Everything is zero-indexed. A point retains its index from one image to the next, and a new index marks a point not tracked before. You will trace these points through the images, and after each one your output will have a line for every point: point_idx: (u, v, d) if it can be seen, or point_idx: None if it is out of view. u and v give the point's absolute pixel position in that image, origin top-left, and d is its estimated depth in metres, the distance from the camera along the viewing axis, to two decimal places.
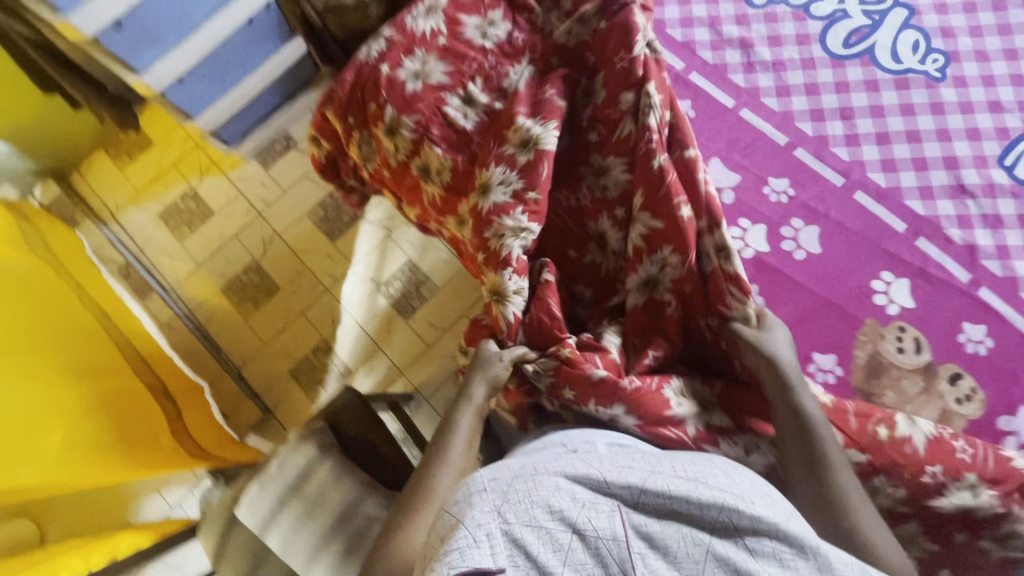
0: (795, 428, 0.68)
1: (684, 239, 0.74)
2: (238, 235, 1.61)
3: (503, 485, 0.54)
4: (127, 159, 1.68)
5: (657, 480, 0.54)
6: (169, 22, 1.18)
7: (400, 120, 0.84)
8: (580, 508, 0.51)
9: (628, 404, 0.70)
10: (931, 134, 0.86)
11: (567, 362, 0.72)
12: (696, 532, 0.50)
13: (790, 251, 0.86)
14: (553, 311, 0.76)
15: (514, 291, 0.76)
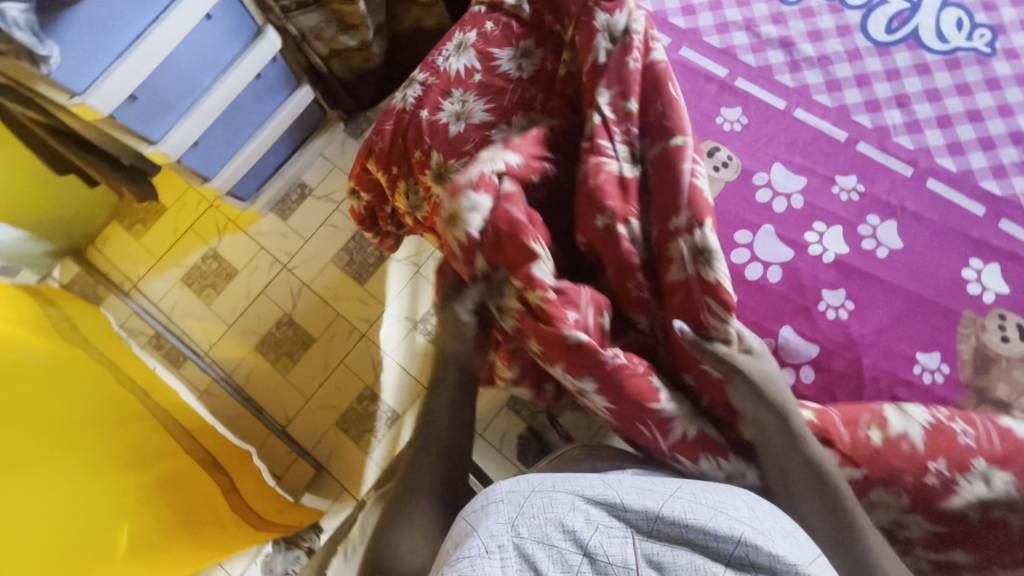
0: (805, 477, 0.63)
1: (616, 262, 0.71)
2: (265, 291, 1.58)
3: (520, 496, 0.53)
4: (143, 229, 1.65)
5: (674, 506, 0.52)
6: (180, 88, 1.15)
7: (448, 164, 0.82)
8: (593, 531, 0.49)
9: (603, 376, 0.65)
10: (993, 112, 0.79)
11: (540, 310, 0.67)
12: (709, 565, 0.48)
13: (872, 250, 0.76)
14: (513, 219, 0.69)
15: (470, 209, 0.70)
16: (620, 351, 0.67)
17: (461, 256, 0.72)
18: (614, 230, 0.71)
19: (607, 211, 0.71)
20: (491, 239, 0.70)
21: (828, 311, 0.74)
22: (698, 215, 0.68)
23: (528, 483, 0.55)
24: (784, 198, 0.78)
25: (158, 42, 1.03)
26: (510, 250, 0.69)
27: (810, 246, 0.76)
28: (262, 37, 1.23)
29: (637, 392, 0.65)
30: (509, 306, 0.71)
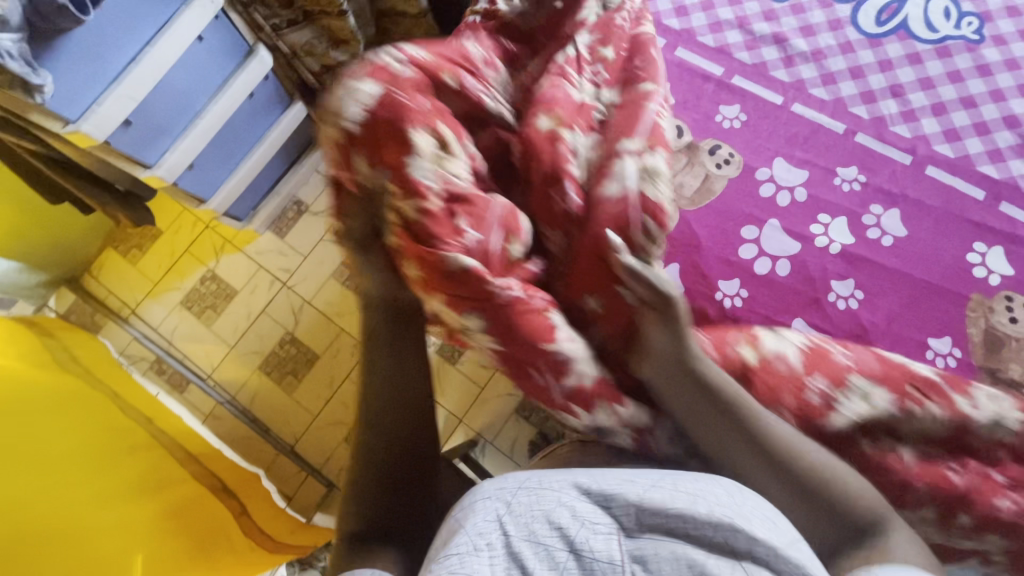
0: (706, 394, 0.73)
1: (560, 173, 0.82)
2: (266, 310, 1.57)
3: (507, 494, 0.55)
4: (139, 253, 1.64)
5: (656, 497, 0.55)
6: (174, 111, 1.15)
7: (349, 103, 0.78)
8: (580, 526, 0.51)
9: (495, 305, 0.76)
10: (985, 97, 0.85)
11: (427, 230, 0.77)
12: (692, 552, 0.50)
13: (877, 239, 0.83)
14: (394, 105, 0.77)
15: (348, 98, 0.78)
16: (506, 279, 0.78)
17: (342, 142, 0.79)
18: (557, 132, 0.84)
19: (554, 115, 0.85)
20: (370, 129, 0.78)
21: (838, 300, 0.83)
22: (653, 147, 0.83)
23: (515, 481, 0.58)
24: (788, 191, 0.86)
25: (151, 65, 1.03)
26: (391, 156, 0.77)
27: (817, 237, 0.84)
28: (255, 56, 1.23)
29: (521, 329, 0.76)
30: (398, 228, 0.79)
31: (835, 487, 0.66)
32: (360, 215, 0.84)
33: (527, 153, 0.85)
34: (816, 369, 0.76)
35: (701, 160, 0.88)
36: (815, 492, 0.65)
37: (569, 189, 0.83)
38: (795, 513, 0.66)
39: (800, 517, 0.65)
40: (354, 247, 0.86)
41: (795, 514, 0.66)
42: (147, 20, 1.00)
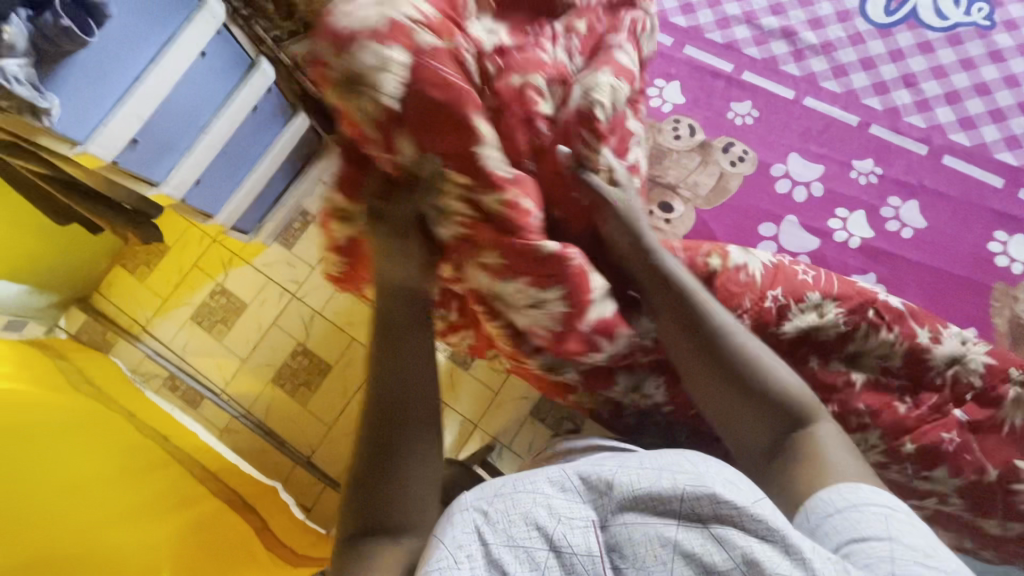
0: (668, 291, 0.80)
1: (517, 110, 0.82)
2: (276, 321, 1.57)
3: (482, 501, 0.58)
4: (146, 270, 1.64)
5: (622, 478, 0.57)
6: (179, 128, 1.14)
7: (389, 78, 0.74)
8: (556, 524, 0.55)
9: (567, 277, 0.80)
10: None
11: (511, 222, 0.79)
12: (665, 530, 0.54)
13: (895, 230, 1.04)
14: (443, 80, 0.75)
15: (385, 72, 0.74)
16: (562, 247, 0.81)
17: (388, 124, 0.76)
18: (525, 85, 0.83)
19: (523, 71, 0.84)
20: (424, 104, 0.75)
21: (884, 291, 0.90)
22: (598, 69, 0.88)
23: (490, 488, 0.60)
24: (805, 186, 1.07)
25: (155, 83, 1.03)
26: (460, 138, 0.76)
27: (838, 231, 1.05)
28: (256, 68, 1.23)
29: (579, 299, 0.81)
30: (456, 208, 0.80)
31: (773, 380, 0.72)
32: (406, 204, 0.82)
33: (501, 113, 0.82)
34: (777, 283, 0.87)
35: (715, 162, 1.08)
36: (757, 384, 0.72)
37: (541, 127, 0.84)
38: (743, 404, 0.71)
39: (748, 407, 0.71)
40: (390, 233, 0.82)
41: (748, 402, 0.72)
42: (148, 37, 1.00)
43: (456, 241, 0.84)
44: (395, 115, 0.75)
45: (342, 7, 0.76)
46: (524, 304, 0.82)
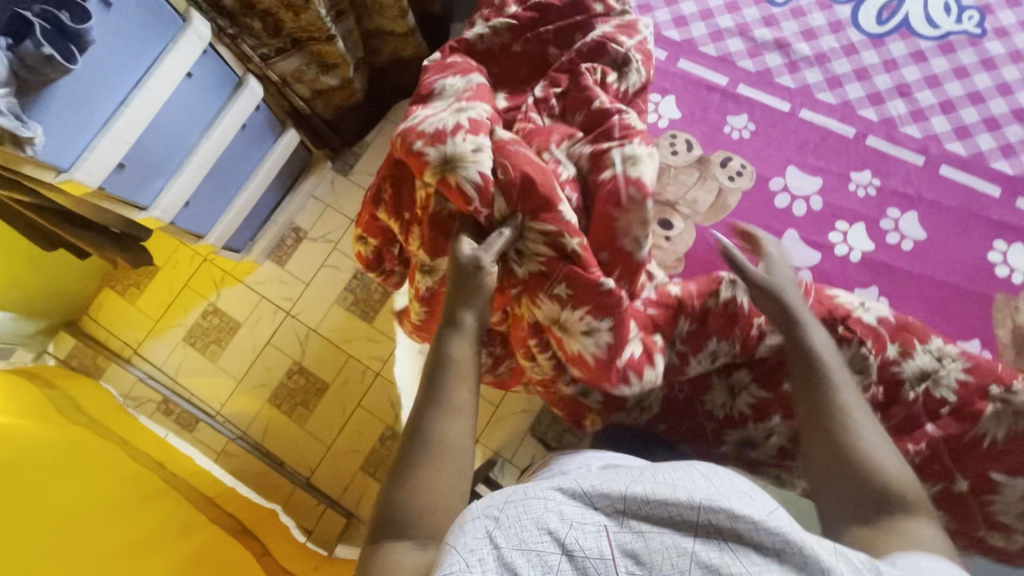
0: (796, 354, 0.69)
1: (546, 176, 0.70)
2: (271, 340, 1.54)
3: (494, 508, 0.54)
4: (137, 291, 1.61)
5: (638, 486, 0.54)
6: (167, 148, 1.12)
7: (473, 157, 0.70)
8: (569, 528, 0.51)
9: (615, 319, 0.70)
10: (993, 92, 0.80)
11: (577, 257, 0.69)
12: (682, 540, 0.51)
13: (896, 244, 0.75)
14: (532, 158, 0.71)
15: (473, 151, 0.70)
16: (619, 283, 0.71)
17: (479, 202, 0.70)
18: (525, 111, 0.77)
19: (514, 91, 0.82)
20: (522, 181, 0.69)
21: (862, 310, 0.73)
22: (625, 136, 0.72)
23: (501, 495, 0.56)
24: (803, 201, 0.78)
25: (141, 106, 1.00)
26: (541, 187, 0.70)
27: (835, 246, 0.76)
28: (244, 87, 1.21)
29: (621, 331, 0.71)
30: (524, 239, 0.72)
31: (874, 468, 0.62)
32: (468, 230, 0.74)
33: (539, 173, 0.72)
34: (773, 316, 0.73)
35: (713, 173, 0.79)
36: (857, 472, 0.62)
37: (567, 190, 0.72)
38: (831, 478, 0.63)
39: (836, 484, 0.63)
40: (455, 285, 0.71)
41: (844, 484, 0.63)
42: (133, 60, 0.97)
43: (520, 275, 0.74)
44: (488, 188, 0.69)
45: (416, 115, 0.76)
46: (569, 331, 0.72)
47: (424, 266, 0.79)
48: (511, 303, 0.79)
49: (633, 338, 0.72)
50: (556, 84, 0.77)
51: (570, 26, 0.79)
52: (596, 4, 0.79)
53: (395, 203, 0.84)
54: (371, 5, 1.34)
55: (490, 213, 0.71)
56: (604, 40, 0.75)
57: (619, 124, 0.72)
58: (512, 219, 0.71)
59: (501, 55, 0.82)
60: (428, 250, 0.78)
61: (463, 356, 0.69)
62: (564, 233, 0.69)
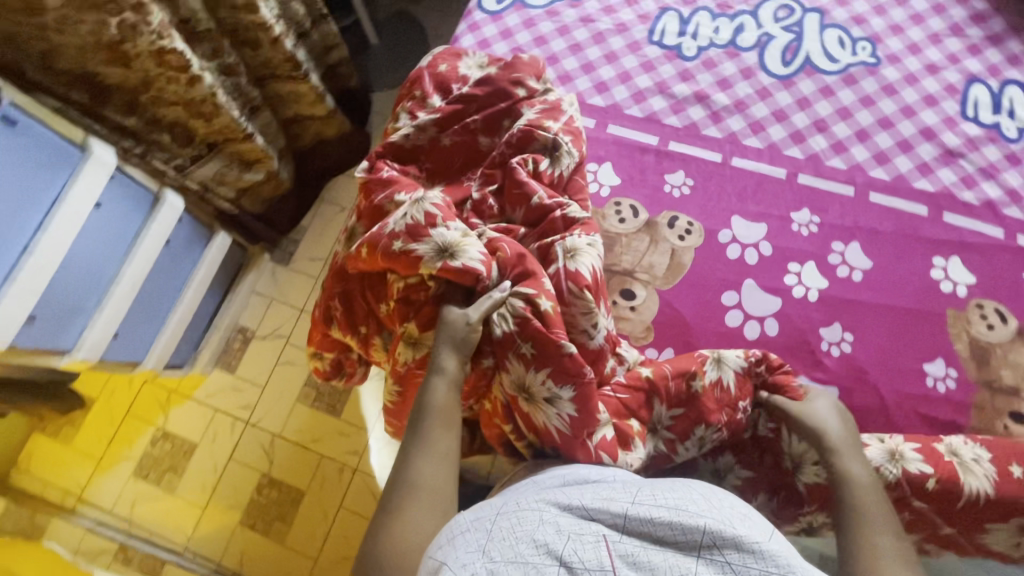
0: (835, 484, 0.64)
1: (528, 266, 0.69)
2: (233, 456, 1.43)
3: (489, 523, 0.52)
4: (71, 430, 1.46)
5: (640, 507, 0.51)
6: (84, 284, 1.03)
7: (462, 243, 0.69)
8: (565, 539, 0.48)
9: (578, 388, 0.66)
10: (899, 115, 0.85)
11: (547, 318, 0.66)
12: (684, 562, 0.47)
13: (846, 277, 0.76)
14: (518, 249, 0.71)
15: (463, 236, 0.70)
16: (592, 351, 0.69)
17: (489, 275, 0.69)
18: (467, 215, 0.76)
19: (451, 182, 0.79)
20: (515, 257, 0.70)
21: (826, 348, 0.73)
22: (570, 229, 0.73)
23: (492, 508, 0.54)
24: (753, 249, 0.78)
25: (47, 251, 0.92)
26: (526, 263, 0.70)
27: (792, 288, 0.76)
28: (163, 202, 1.13)
29: (591, 406, 0.66)
30: (504, 306, 0.68)
31: None
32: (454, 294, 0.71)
33: (517, 259, 0.70)
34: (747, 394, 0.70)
35: (663, 236, 0.79)
36: None
37: (546, 279, 0.69)
38: None
39: None
40: (447, 341, 0.67)
41: None
42: (29, 204, 0.89)
43: (492, 339, 0.69)
44: (490, 263, 0.70)
45: (388, 212, 0.74)
46: (535, 403, 0.66)
47: (407, 334, 0.72)
48: (483, 381, 0.72)
49: (605, 421, 0.67)
50: (491, 180, 0.76)
51: (495, 116, 0.78)
52: (518, 89, 0.78)
53: (348, 320, 0.79)
54: (286, 94, 1.30)
55: (487, 281, 0.69)
56: (530, 129, 0.75)
57: (563, 220, 0.72)
58: (499, 286, 0.69)
59: (431, 150, 0.79)
60: (417, 322, 0.71)
61: (448, 403, 0.65)
62: (531, 299, 0.67)
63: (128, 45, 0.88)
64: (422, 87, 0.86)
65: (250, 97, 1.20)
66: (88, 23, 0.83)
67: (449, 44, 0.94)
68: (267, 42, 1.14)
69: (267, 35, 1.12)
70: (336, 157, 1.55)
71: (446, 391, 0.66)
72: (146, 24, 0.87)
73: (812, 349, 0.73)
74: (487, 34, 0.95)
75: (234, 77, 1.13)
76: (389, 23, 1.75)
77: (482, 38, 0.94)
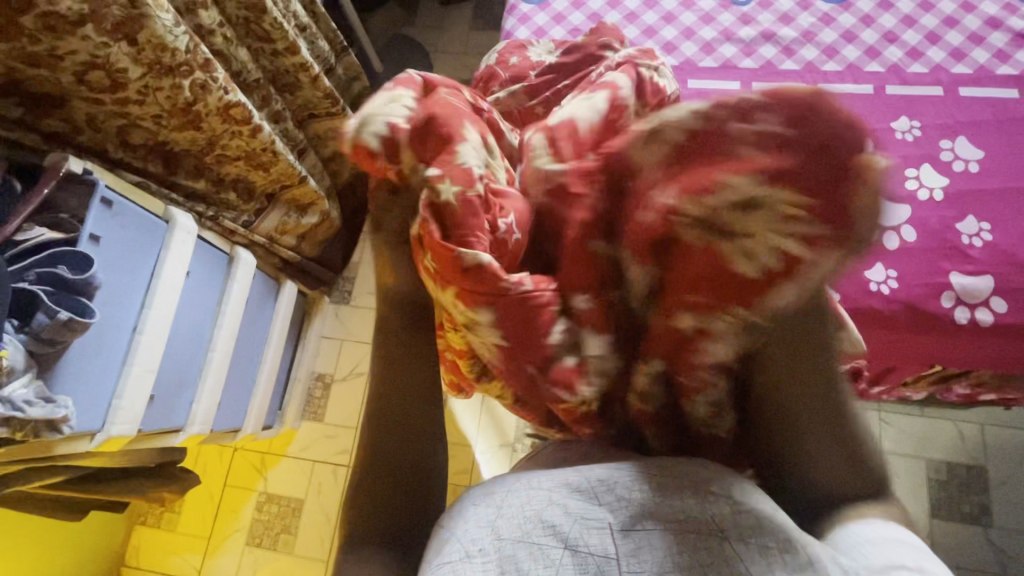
0: (773, 418, 0.49)
1: (439, 129, 0.46)
2: (344, 502, 1.41)
3: (489, 494, 0.44)
4: (174, 514, 1.43)
5: (645, 482, 0.43)
6: (186, 357, 1.01)
7: (372, 113, 0.47)
8: (574, 521, 0.40)
9: (498, 311, 0.47)
10: (960, 12, 0.86)
11: (451, 213, 0.45)
12: (681, 539, 0.39)
13: (964, 170, 0.79)
14: (440, 110, 0.47)
15: (387, 104, 0.48)
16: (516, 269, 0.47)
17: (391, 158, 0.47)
18: None
19: None
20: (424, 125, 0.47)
21: (967, 241, 0.75)
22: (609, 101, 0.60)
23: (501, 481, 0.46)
24: None
25: (155, 328, 0.90)
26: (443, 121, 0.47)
27: (915, 193, 0.78)
28: (239, 261, 1.11)
29: (537, 324, 0.47)
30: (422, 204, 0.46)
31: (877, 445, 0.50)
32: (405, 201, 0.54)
33: (426, 131, 0.47)
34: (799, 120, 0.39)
35: None
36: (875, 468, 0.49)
37: (464, 151, 0.46)
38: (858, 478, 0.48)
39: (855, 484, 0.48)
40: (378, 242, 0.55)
41: (844, 477, 0.48)
42: (134, 283, 0.86)
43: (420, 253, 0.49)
44: (393, 149, 0.46)
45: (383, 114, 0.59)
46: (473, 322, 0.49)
47: None
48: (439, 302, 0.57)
49: (562, 345, 0.48)
50: None
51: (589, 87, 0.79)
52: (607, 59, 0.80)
53: None
54: (325, 132, 1.29)
55: (399, 168, 0.47)
56: None
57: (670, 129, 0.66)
58: (411, 167, 0.47)
59: None
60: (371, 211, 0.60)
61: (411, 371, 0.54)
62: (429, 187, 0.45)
63: (199, 106, 0.88)
64: (498, 78, 0.86)
65: (298, 140, 1.19)
66: (166, 89, 0.82)
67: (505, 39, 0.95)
68: (307, 82, 1.13)
69: (307, 75, 1.11)
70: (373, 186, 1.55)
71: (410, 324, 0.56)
72: (214, 81, 0.86)
73: (955, 246, 0.75)
74: (540, 22, 0.96)
75: (282, 123, 1.12)
76: (388, 50, 1.76)
77: (536, 27, 0.95)
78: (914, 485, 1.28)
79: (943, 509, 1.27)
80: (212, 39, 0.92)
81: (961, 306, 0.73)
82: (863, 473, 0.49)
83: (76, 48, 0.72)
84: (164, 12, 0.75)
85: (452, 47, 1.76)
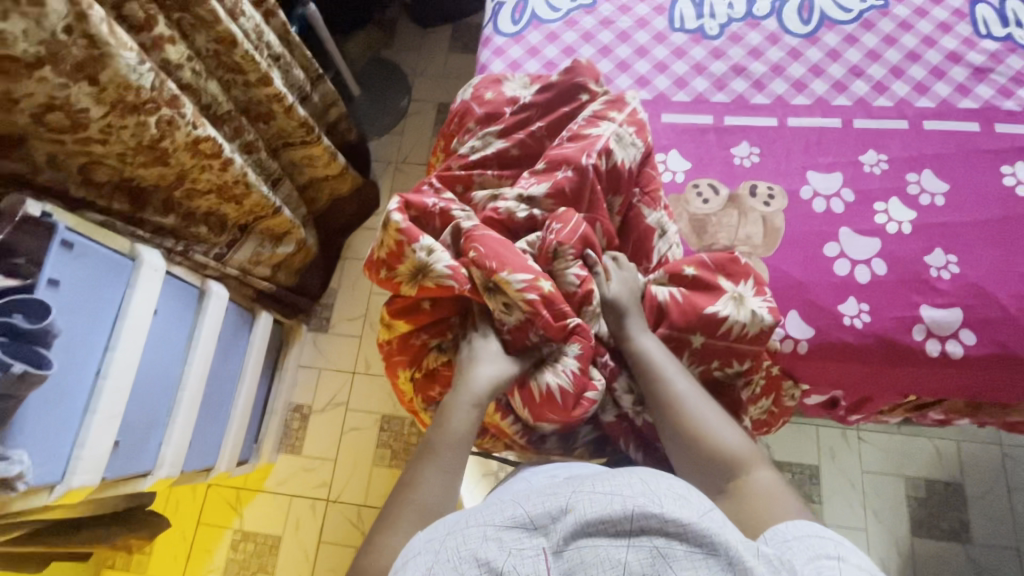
0: (663, 410, 0.66)
1: (513, 257, 0.68)
2: (323, 537, 1.36)
3: (438, 540, 0.46)
4: (146, 557, 1.38)
5: (578, 500, 0.45)
6: (155, 396, 0.98)
7: (434, 254, 0.69)
8: (506, 556, 0.42)
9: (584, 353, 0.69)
10: (921, 47, 0.89)
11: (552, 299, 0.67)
12: (611, 552, 0.43)
13: (930, 203, 0.80)
14: (493, 240, 0.69)
15: (431, 250, 0.70)
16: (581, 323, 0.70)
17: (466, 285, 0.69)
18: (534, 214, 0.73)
19: None
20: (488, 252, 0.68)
21: (936, 274, 0.76)
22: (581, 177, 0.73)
23: (444, 525, 0.47)
24: (836, 197, 0.82)
25: (119, 372, 0.86)
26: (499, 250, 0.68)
27: (884, 226, 0.79)
28: (210, 295, 1.08)
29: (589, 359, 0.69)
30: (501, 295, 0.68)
31: (721, 443, 0.62)
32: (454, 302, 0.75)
33: (494, 253, 0.68)
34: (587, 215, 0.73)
35: (749, 206, 0.82)
36: (715, 460, 0.62)
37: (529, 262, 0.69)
38: (695, 467, 0.62)
39: (692, 468, 0.63)
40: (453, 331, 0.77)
41: (688, 466, 0.63)
42: (95, 323, 0.83)
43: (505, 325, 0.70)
44: (462, 272, 0.69)
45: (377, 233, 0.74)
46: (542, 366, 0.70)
47: (415, 335, 0.78)
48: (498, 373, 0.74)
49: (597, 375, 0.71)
50: None
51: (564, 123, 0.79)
52: (579, 97, 0.81)
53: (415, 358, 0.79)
54: (301, 161, 1.27)
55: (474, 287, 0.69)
56: (596, 118, 0.77)
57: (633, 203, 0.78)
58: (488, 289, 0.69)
59: (510, 171, 0.80)
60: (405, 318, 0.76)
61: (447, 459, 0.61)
62: (535, 283, 0.67)
63: (166, 142, 0.85)
64: (474, 112, 0.86)
65: (272, 170, 1.17)
66: (131, 126, 0.80)
67: (480, 72, 0.95)
68: (280, 112, 1.11)
69: (281, 105, 1.09)
70: (352, 211, 1.53)
71: (492, 379, 0.67)
72: (180, 117, 0.84)
73: (924, 278, 0.76)
74: (514, 55, 0.95)
75: (255, 153, 1.10)
76: (365, 73, 1.75)
77: (511, 60, 0.95)
78: (894, 504, 1.30)
79: (923, 527, 1.28)
80: (180, 73, 0.90)
81: (931, 339, 0.74)
82: (704, 464, 0.62)
83: (33, 90, 0.70)
84: (127, 50, 0.74)
85: (431, 69, 1.76)
